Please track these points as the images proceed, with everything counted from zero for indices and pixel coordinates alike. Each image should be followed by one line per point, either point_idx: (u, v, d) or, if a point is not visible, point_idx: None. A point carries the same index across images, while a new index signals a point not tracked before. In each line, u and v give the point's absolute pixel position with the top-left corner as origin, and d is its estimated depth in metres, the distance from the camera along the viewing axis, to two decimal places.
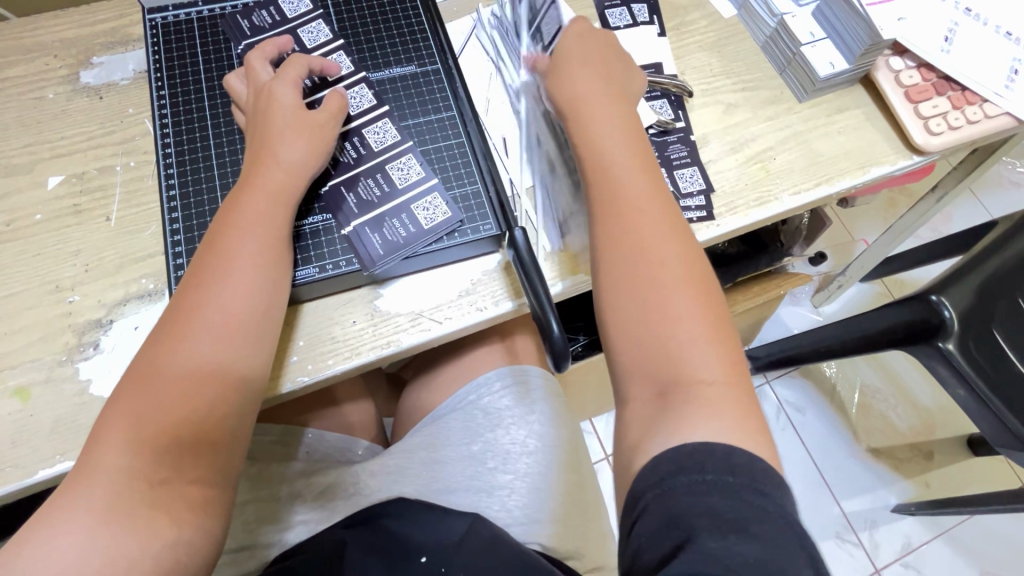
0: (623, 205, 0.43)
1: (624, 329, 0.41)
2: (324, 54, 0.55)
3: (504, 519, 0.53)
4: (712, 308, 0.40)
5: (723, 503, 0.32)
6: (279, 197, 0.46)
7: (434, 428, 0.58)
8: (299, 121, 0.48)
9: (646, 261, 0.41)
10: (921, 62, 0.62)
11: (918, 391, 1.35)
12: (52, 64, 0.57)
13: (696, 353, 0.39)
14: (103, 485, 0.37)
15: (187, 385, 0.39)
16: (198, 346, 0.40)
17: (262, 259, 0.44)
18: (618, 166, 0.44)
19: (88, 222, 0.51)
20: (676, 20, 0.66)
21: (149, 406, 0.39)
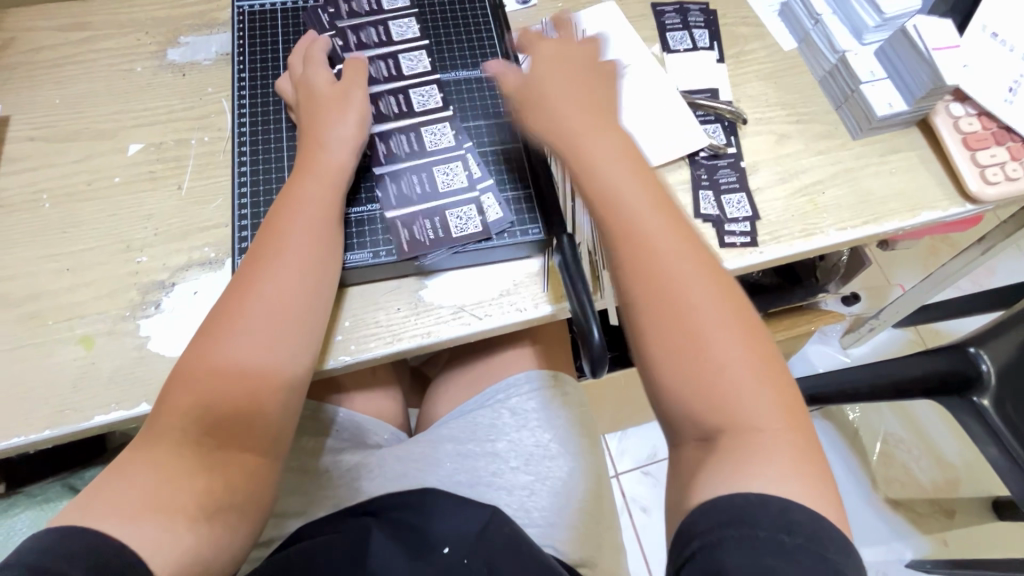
0: (649, 247, 0.42)
1: (676, 389, 0.40)
2: (405, 48, 0.58)
3: (521, 518, 0.54)
4: (743, 320, 0.41)
5: (781, 565, 0.32)
6: (327, 181, 0.48)
7: (460, 422, 0.60)
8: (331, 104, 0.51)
9: (681, 289, 0.42)
10: (982, 111, 0.61)
11: (945, 446, 1.31)
12: (143, 40, 0.61)
13: (743, 375, 0.40)
14: (167, 450, 0.39)
15: (244, 364, 0.42)
16: (250, 326, 0.42)
17: (310, 241, 0.46)
18: (630, 199, 0.43)
19: (161, 189, 0.54)
20: (736, 48, 0.67)
21: (208, 386, 0.41)
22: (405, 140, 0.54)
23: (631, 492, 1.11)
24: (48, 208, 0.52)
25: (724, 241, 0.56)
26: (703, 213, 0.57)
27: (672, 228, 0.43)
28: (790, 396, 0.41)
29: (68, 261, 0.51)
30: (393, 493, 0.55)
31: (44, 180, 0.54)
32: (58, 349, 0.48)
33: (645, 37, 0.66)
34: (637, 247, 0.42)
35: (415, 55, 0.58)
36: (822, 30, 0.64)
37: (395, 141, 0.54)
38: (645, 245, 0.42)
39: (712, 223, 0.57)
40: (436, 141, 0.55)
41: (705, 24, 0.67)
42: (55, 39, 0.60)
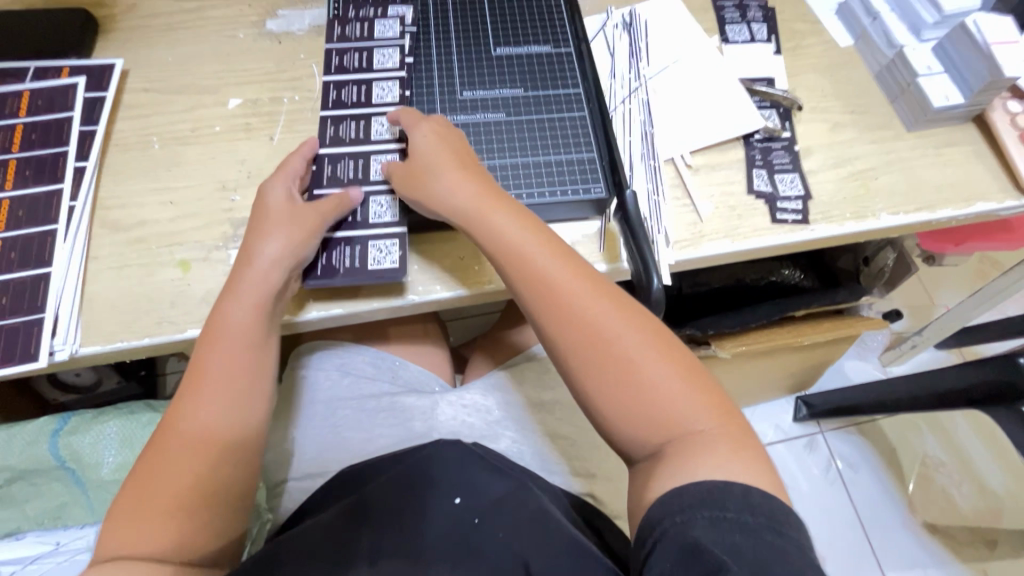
0: (570, 301, 0.46)
1: (623, 422, 0.43)
2: (382, 76, 0.60)
3: (560, 465, 0.59)
4: (653, 341, 0.45)
5: (747, 543, 0.35)
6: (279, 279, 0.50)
7: (511, 373, 0.64)
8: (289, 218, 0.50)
9: (603, 339, 0.44)
10: None
11: (988, 473, 1.26)
12: (246, 11, 0.67)
13: (672, 392, 0.43)
14: (155, 523, 0.43)
15: (208, 430, 0.46)
16: (199, 410, 0.46)
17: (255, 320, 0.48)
18: (537, 260, 0.47)
19: (255, 138, 0.59)
20: (793, 42, 0.69)
21: (178, 458, 0.45)
22: (351, 166, 0.56)
23: None
24: (157, 148, 0.59)
25: (775, 218, 0.58)
26: (756, 190, 0.59)
27: (583, 278, 0.47)
28: (711, 387, 0.45)
29: (171, 195, 0.56)
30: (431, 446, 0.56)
31: (154, 125, 0.60)
32: (159, 270, 0.53)
33: (705, 28, 0.69)
34: (550, 312, 0.46)
35: (389, 81, 0.60)
36: (880, 26, 0.66)
37: (342, 165, 0.56)
38: (555, 302, 0.46)
39: (765, 200, 0.59)
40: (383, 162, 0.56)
41: (763, 18, 0.70)
42: (170, 7, 0.67)
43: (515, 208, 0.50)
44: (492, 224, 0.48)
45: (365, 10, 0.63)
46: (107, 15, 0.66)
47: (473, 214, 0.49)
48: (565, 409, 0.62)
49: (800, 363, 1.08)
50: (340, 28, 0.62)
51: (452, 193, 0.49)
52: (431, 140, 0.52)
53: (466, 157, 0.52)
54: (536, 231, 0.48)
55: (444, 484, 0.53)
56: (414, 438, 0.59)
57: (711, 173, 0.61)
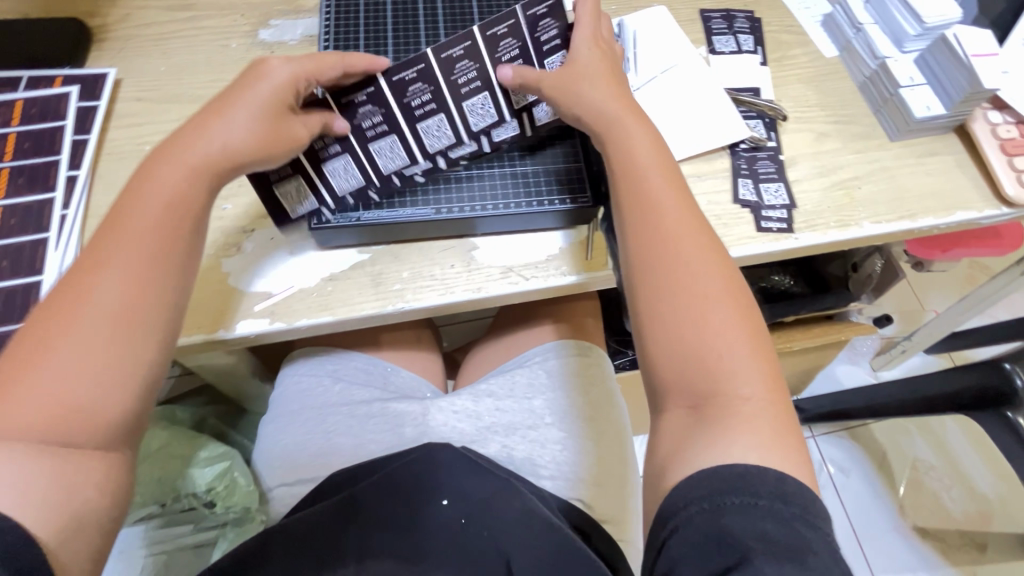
0: (658, 224, 0.46)
1: (662, 355, 0.44)
2: (464, 86, 0.50)
3: (550, 470, 0.58)
4: (732, 294, 0.45)
5: (778, 531, 0.36)
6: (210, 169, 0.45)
7: (500, 379, 0.65)
8: (269, 109, 0.45)
9: (683, 273, 0.45)
10: (1020, 120, 0.64)
11: (978, 477, 1.27)
12: (239, 21, 0.68)
13: (733, 348, 0.43)
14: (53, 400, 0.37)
15: (118, 305, 0.40)
16: (104, 280, 0.40)
17: (185, 194, 0.44)
18: (651, 179, 0.48)
19: None
20: (778, 53, 0.70)
21: (78, 335, 0.39)
22: (374, 123, 0.50)
23: None
24: None
25: (760, 226, 0.59)
26: (742, 199, 0.60)
27: (685, 210, 0.47)
28: (769, 359, 0.44)
29: None
30: (420, 450, 0.56)
31: (146, 134, 0.60)
32: None
33: (693, 39, 0.70)
34: (644, 225, 0.47)
35: (481, 98, 0.51)
36: (864, 39, 0.67)
37: (364, 112, 0.50)
38: (650, 221, 0.47)
39: (750, 208, 0.60)
40: (390, 162, 0.52)
41: (749, 30, 0.71)
42: (163, 17, 0.68)
43: (645, 131, 0.50)
44: (619, 139, 0.49)
45: (548, 31, 0.50)
46: (100, 25, 0.67)
47: (600, 124, 0.49)
48: (556, 413, 0.62)
49: (792, 367, 1.09)
50: (508, 30, 0.49)
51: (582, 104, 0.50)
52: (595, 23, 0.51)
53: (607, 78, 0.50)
54: (657, 159, 0.49)
55: (430, 484, 0.53)
56: (403, 442, 0.59)
57: (699, 182, 0.62)
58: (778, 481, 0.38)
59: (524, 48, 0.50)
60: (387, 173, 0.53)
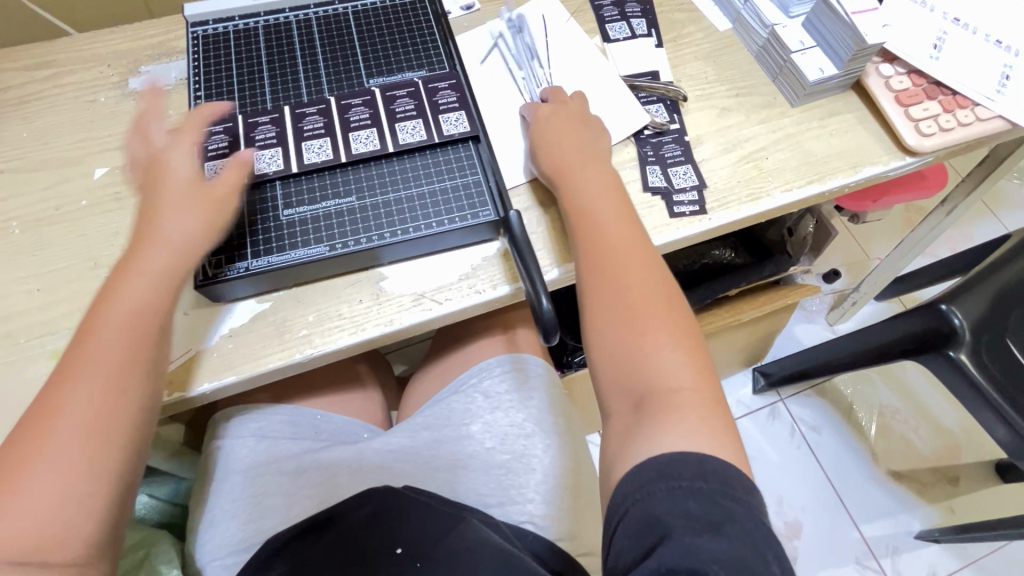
0: (601, 242, 0.49)
1: (605, 361, 0.46)
2: (356, 129, 0.55)
3: (496, 497, 0.57)
4: (664, 298, 0.47)
5: (700, 508, 0.36)
6: (171, 271, 0.45)
7: (436, 409, 0.64)
8: (194, 195, 0.47)
9: (622, 290, 0.47)
10: (912, 69, 0.64)
11: (941, 413, 1.31)
12: (106, 72, 0.64)
13: (663, 348, 0.44)
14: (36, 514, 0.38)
15: (95, 411, 0.40)
16: (82, 392, 0.40)
17: (154, 292, 0.44)
18: (595, 204, 0.51)
19: (127, 207, 0.56)
20: (673, 33, 0.70)
21: (51, 451, 0.39)
22: (267, 140, 0.54)
23: None
24: (18, 234, 0.55)
25: (673, 211, 0.58)
26: (652, 186, 0.59)
27: (625, 231, 0.50)
28: (699, 350, 0.46)
29: (40, 282, 0.52)
30: (363, 495, 0.55)
31: (14, 209, 0.56)
32: (30, 365, 0.49)
33: (586, 30, 0.69)
34: (592, 248, 0.49)
35: (368, 132, 0.55)
36: (751, 8, 0.67)
37: (262, 130, 0.54)
38: (599, 246, 0.49)
39: (661, 195, 0.59)
40: (267, 168, 0.53)
41: (641, 13, 0.70)
42: (21, 78, 0.63)
43: (594, 165, 0.53)
44: (572, 173, 0.53)
45: (446, 99, 0.57)
46: None
47: (562, 164, 0.53)
48: (495, 435, 0.60)
49: (748, 337, 1.10)
50: (406, 94, 0.57)
51: (549, 149, 0.54)
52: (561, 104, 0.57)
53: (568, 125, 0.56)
54: (601, 186, 0.52)
55: (371, 528, 0.52)
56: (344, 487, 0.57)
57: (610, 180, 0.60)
58: (697, 462, 0.38)
59: (419, 105, 0.56)
60: (260, 180, 0.52)
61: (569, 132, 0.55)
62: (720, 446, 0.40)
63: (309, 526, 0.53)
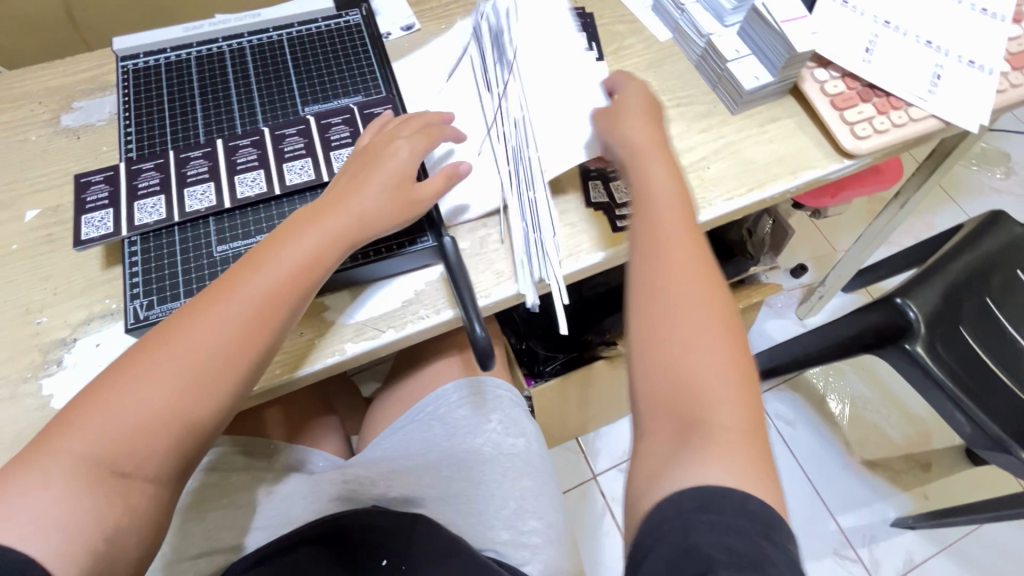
0: (665, 246, 0.47)
1: (651, 372, 0.44)
2: (289, 160, 0.54)
3: (456, 526, 0.60)
4: (724, 327, 0.44)
5: (742, 544, 0.34)
6: (328, 242, 0.46)
7: (394, 439, 0.66)
8: (398, 183, 0.49)
9: (683, 299, 0.45)
10: (845, 73, 0.65)
11: (910, 400, 1.33)
12: (37, 110, 0.62)
13: (712, 381, 0.42)
14: (127, 426, 0.39)
15: (209, 344, 0.42)
16: (211, 328, 0.42)
17: (309, 259, 0.46)
18: (661, 208, 0.49)
19: (60, 248, 0.55)
20: (614, 45, 0.70)
21: (153, 377, 0.40)
22: (198, 174, 0.53)
23: (612, 491, 1.18)
24: None
25: (616, 227, 0.57)
26: (594, 202, 0.58)
27: (691, 240, 0.48)
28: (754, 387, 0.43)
29: None
30: (393, 513, 0.58)
31: None
32: None
33: None
34: (655, 255, 0.47)
35: (303, 162, 0.54)
36: (688, 19, 0.68)
37: (192, 165, 0.54)
38: (660, 253, 0.47)
39: (603, 210, 0.58)
40: (197, 205, 0.52)
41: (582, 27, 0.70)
42: None
43: (666, 165, 0.52)
44: (642, 174, 0.51)
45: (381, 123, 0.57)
46: None
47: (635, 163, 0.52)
48: (453, 463, 0.63)
49: None
50: (341, 122, 0.56)
51: (627, 147, 0.53)
52: (635, 104, 0.56)
53: (644, 125, 0.54)
54: (670, 189, 0.50)
55: (394, 545, 0.56)
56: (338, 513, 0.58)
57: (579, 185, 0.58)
58: (741, 498, 0.37)
59: (354, 132, 0.56)
60: (192, 216, 0.51)
61: (638, 136, 0.53)
62: (757, 478, 0.38)
63: (298, 539, 0.54)
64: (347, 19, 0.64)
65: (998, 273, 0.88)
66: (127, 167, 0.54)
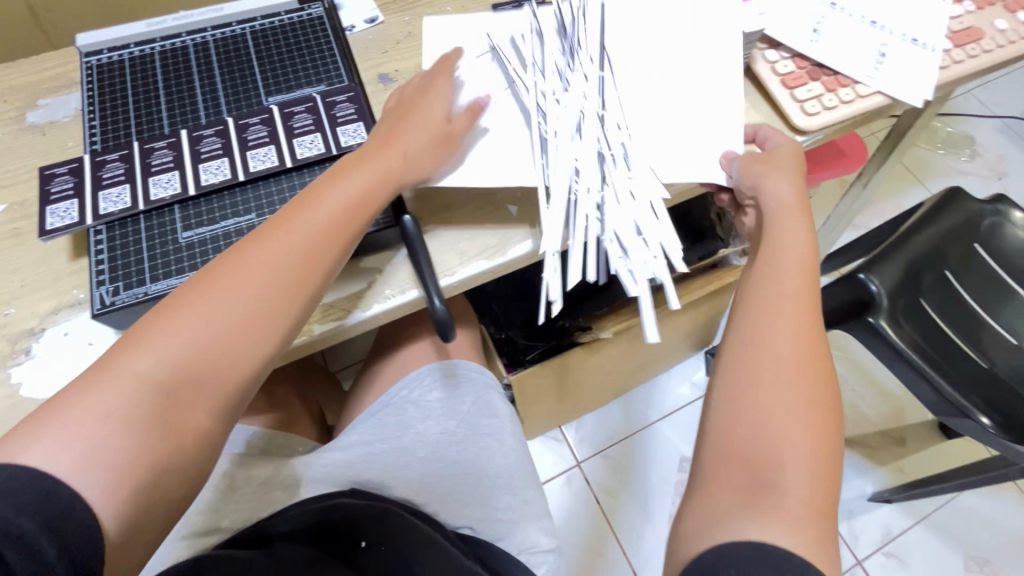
0: (780, 312, 0.47)
1: (727, 424, 0.44)
2: (253, 148, 0.55)
3: (432, 506, 0.62)
4: (823, 405, 0.44)
5: None
6: (376, 181, 0.49)
7: (367, 425, 0.67)
8: (432, 126, 0.53)
9: (784, 365, 0.44)
10: (795, 53, 0.68)
11: (884, 377, 1.36)
12: (1, 108, 0.63)
13: (793, 436, 0.42)
14: (177, 358, 0.40)
15: (264, 277, 0.44)
16: (265, 262, 0.44)
17: (360, 198, 0.48)
18: (785, 275, 0.49)
19: (26, 241, 0.55)
20: None
21: (206, 310, 0.42)
22: (163, 164, 0.54)
23: (595, 479, 1.23)
24: None
25: None
26: None
27: (810, 316, 0.47)
28: (833, 449, 0.42)
29: None
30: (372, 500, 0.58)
31: None
32: None
33: None
34: (769, 317, 0.47)
35: (267, 149, 0.55)
36: None
37: (156, 155, 0.54)
38: (774, 317, 0.47)
39: None
40: (162, 193, 0.53)
41: None
42: None
43: (803, 235, 0.51)
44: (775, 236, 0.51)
45: (344, 111, 0.58)
46: None
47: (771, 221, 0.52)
48: (428, 445, 0.64)
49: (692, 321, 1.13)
50: (305, 110, 0.57)
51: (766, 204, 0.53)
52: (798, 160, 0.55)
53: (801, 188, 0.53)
54: (796, 258, 0.50)
55: (378, 531, 0.56)
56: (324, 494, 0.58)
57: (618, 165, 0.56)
58: (801, 563, 0.37)
59: (317, 120, 0.57)
60: (157, 204, 0.52)
61: (796, 202, 0.53)
62: (814, 546, 0.38)
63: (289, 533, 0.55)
64: (310, 12, 0.65)
65: (956, 248, 0.92)
66: (92, 159, 0.54)
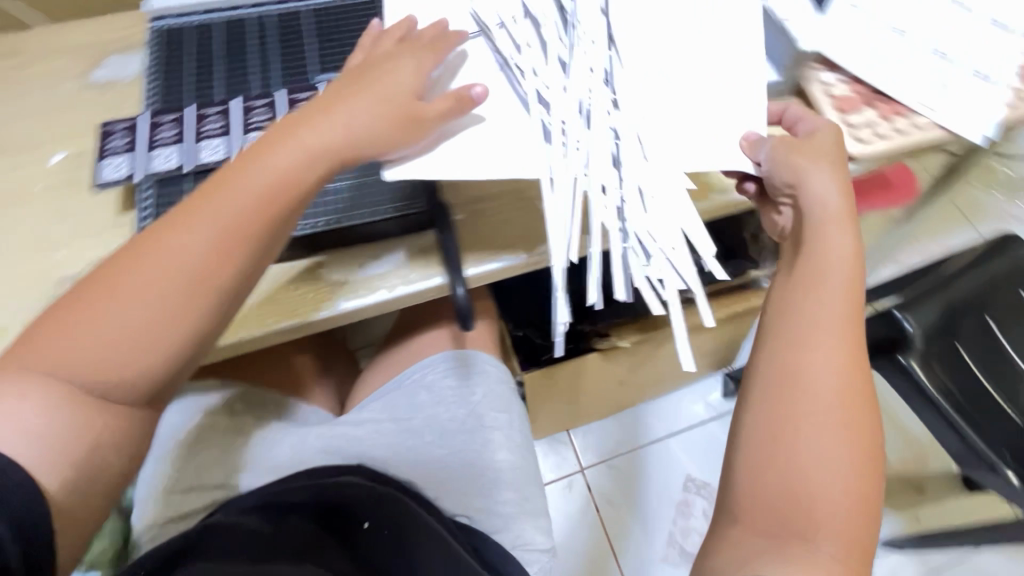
0: (810, 345, 0.46)
1: (758, 463, 0.45)
2: None
3: (432, 492, 0.63)
4: (861, 444, 0.44)
5: None
6: (303, 168, 0.45)
7: (382, 402, 0.68)
8: (394, 108, 0.47)
9: (817, 404, 0.45)
10: (852, 77, 0.66)
11: (910, 421, 1.31)
12: (70, 62, 0.66)
13: (832, 483, 0.43)
14: (95, 342, 0.41)
15: (184, 264, 0.42)
16: (188, 248, 0.43)
17: (283, 183, 0.45)
18: (823, 306, 0.47)
19: (79, 191, 0.58)
20: None
21: (127, 295, 0.41)
22: (213, 130, 0.56)
23: (598, 486, 1.22)
24: None
25: None
26: None
27: (844, 348, 0.46)
28: (871, 480, 0.44)
29: None
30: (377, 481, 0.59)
31: None
32: None
33: None
34: (799, 351, 0.47)
35: None
36: None
37: (208, 121, 0.56)
38: (805, 351, 0.46)
39: None
40: (209, 157, 0.54)
41: None
42: None
43: (852, 258, 0.48)
44: (822, 254, 0.48)
45: None
46: None
47: (812, 240, 0.49)
48: (435, 430, 0.65)
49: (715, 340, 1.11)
50: None
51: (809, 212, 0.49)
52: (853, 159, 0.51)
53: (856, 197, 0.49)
54: (840, 284, 0.48)
55: (379, 513, 0.57)
56: (326, 470, 0.59)
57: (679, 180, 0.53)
58: None
59: None
60: (203, 167, 0.54)
61: (850, 214, 0.49)
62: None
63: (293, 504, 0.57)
64: None
65: None
66: (148, 119, 0.57)
